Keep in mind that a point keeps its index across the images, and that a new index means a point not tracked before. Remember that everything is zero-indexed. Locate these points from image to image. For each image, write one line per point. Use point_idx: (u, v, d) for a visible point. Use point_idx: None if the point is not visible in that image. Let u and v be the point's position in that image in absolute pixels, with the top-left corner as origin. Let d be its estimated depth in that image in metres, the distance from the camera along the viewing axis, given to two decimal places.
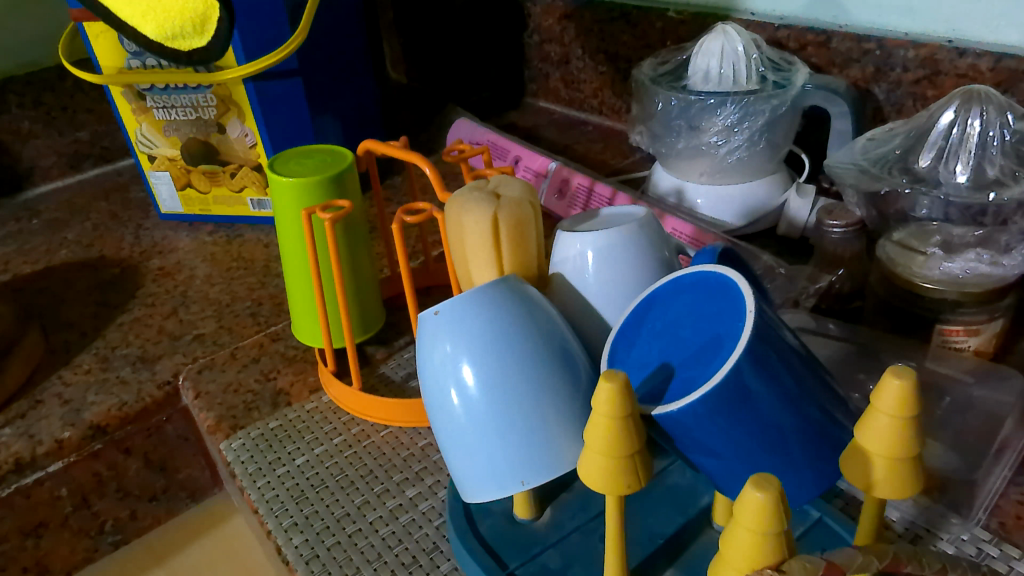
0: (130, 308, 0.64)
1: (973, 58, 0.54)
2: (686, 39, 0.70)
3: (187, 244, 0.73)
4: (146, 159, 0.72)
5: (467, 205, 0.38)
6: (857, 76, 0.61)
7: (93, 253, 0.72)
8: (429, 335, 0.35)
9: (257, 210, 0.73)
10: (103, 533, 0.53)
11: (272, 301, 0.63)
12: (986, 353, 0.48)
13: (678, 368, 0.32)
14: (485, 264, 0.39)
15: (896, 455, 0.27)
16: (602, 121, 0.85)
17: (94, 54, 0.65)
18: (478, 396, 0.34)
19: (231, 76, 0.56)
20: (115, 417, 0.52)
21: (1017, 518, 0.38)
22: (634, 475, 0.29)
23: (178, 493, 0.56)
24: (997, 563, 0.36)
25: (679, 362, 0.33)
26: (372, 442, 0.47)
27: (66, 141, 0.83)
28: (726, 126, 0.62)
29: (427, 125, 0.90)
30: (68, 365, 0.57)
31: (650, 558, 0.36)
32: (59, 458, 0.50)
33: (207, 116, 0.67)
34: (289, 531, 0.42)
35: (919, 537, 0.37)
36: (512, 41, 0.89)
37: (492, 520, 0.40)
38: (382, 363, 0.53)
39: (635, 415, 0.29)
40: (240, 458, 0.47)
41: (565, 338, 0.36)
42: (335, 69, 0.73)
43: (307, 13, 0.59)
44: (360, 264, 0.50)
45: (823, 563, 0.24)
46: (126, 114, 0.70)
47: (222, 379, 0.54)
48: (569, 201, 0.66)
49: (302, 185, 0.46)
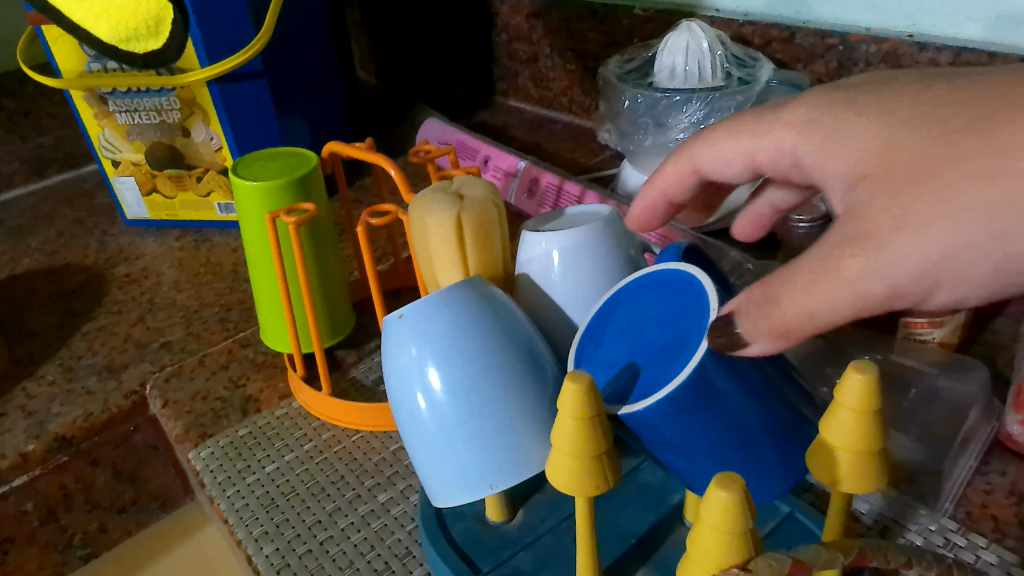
0: (95, 317, 0.62)
1: (934, 53, 0.55)
2: (653, 36, 0.70)
3: (154, 250, 0.72)
4: (109, 165, 0.71)
5: (431, 206, 0.38)
6: (821, 71, 0.61)
7: (58, 261, 0.70)
8: (395, 339, 0.35)
9: (225, 214, 0.72)
10: (71, 547, 0.52)
11: (240, 307, 0.62)
12: (952, 344, 0.48)
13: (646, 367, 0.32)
14: (450, 266, 0.39)
15: (860, 449, 0.28)
16: (571, 119, 0.85)
17: (53, 59, 0.64)
18: (445, 400, 0.34)
19: (192, 80, 0.55)
20: (80, 429, 0.51)
21: (983, 507, 0.38)
22: (601, 476, 0.29)
23: (148, 504, 0.55)
24: (964, 552, 0.36)
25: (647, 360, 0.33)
26: (343, 448, 0.47)
27: (28, 147, 0.81)
28: (692, 123, 0.63)
29: (397, 125, 0.89)
30: (32, 376, 0.56)
31: (622, 558, 0.36)
32: (24, 472, 0.49)
33: (170, 120, 0.66)
34: (258, 541, 0.41)
35: (887, 529, 0.37)
36: (480, 39, 0.88)
37: (464, 524, 0.39)
38: (352, 367, 0.53)
39: (601, 415, 0.29)
40: (209, 467, 0.46)
41: (531, 338, 0.36)
42: (302, 71, 0.72)
43: (272, 14, 0.58)
44: (327, 267, 0.50)
45: (789, 560, 0.24)
46: (88, 118, 0.68)
47: (190, 387, 0.53)
48: (538, 200, 0.66)
49: (266, 190, 0.46)
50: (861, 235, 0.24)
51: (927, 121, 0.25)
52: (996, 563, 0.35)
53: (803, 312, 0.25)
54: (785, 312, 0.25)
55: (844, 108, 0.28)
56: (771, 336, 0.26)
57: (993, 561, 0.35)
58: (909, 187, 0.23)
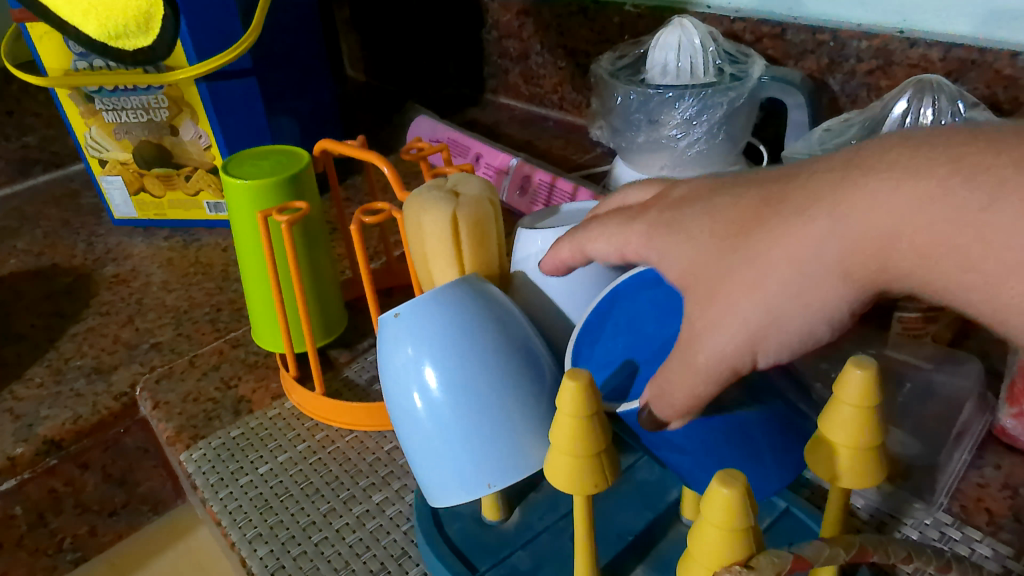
0: (84, 319, 0.62)
1: (924, 49, 0.55)
2: (644, 33, 0.70)
3: (142, 250, 0.71)
4: (96, 164, 0.70)
5: (426, 204, 0.37)
6: (812, 67, 0.61)
7: (44, 262, 0.70)
8: (390, 338, 0.35)
9: (214, 213, 0.71)
10: (62, 551, 0.52)
11: (231, 307, 0.62)
12: (945, 339, 0.48)
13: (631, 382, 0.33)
14: (446, 264, 0.38)
15: (860, 445, 0.28)
16: (562, 116, 0.84)
17: (38, 57, 0.63)
18: (442, 400, 0.34)
19: (180, 78, 0.54)
20: (70, 431, 0.50)
21: (978, 501, 0.39)
22: (600, 474, 0.29)
23: (139, 507, 0.55)
24: (960, 546, 0.36)
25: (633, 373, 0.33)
26: (337, 448, 0.47)
27: (12, 146, 0.80)
28: (685, 120, 0.63)
29: (387, 123, 0.89)
30: (19, 379, 0.55)
31: (620, 556, 0.36)
32: (12, 476, 0.48)
33: (158, 118, 0.66)
34: (253, 542, 0.41)
35: (884, 523, 0.38)
36: (470, 37, 0.88)
37: (461, 523, 0.39)
38: (345, 367, 0.53)
39: (600, 412, 0.28)
40: (201, 469, 0.46)
41: (528, 335, 0.36)
42: (291, 69, 0.71)
43: (261, 11, 0.57)
44: (320, 266, 0.49)
45: (791, 558, 0.24)
46: (74, 117, 0.68)
47: (181, 388, 0.53)
48: (531, 197, 0.66)
49: (258, 188, 0.45)
50: (700, 324, 0.27)
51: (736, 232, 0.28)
52: (992, 556, 0.35)
53: (691, 397, 0.28)
54: (676, 400, 0.28)
55: (671, 219, 0.31)
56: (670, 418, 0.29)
57: (989, 554, 0.36)
58: (731, 278, 0.27)
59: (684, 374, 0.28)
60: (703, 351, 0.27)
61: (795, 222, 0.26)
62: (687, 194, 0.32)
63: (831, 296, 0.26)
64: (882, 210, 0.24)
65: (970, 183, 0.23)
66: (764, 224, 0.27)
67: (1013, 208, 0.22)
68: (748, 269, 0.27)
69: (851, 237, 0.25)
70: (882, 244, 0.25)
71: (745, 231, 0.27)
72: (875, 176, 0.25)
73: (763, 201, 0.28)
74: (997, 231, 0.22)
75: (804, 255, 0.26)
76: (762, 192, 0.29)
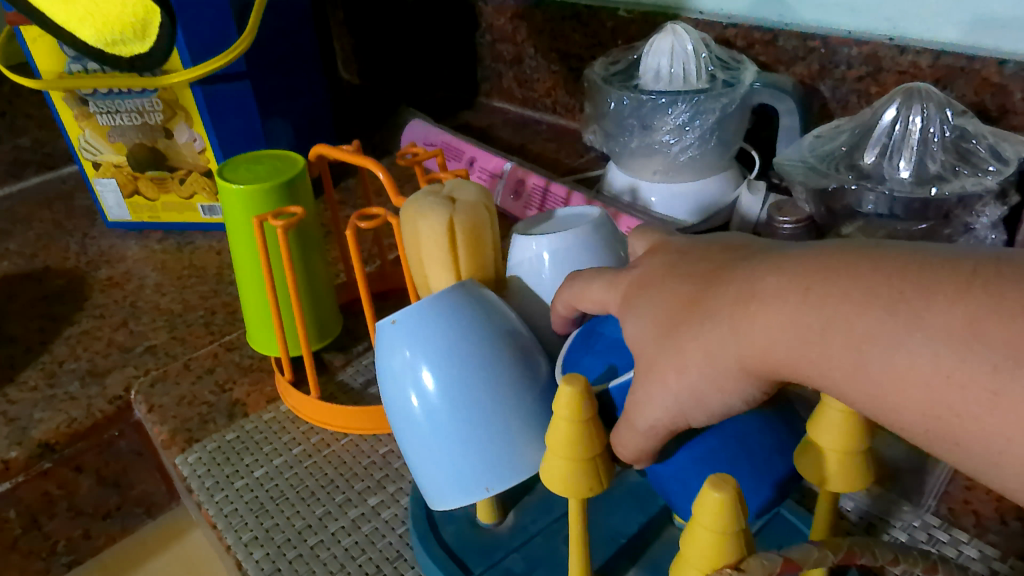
0: (77, 322, 0.62)
1: (913, 56, 0.55)
2: (637, 38, 0.71)
3: (136, 253, 0.71)
4: (90, 167, 0.70)
5: (422, 210, 0.38)
6: (803, 74, 0.62)
7: (37, 265, 0.70)
8: (387, 343, 0.35)
9: (209, 216, 0.72)
10: (55, 554, 0.52)
11: (225, 310, 0.62)
12: None
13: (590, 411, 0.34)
14: (441, 269, 0.39)
15: (847, 450, 0.28)
16: (555, 119, 0.85)
17: (32, 60, 0.63)
18: (439, 403, 0.34)
19: (175, 81, 0.54)
20: (64, 435, 0.50)
21: (965, 503, 0.39)
22: (595, 477, 0.30)
23: (133, 510, 0.55)
24: (947, 547, 0.37)
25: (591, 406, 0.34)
26: (332, 451, 0.47)
27: (5, 148, 0.80)
28: (678, 125, 0.64)
29: (381, 126, 0.89)
30: (13, 382, 0.55)
31: (613, 558, 0.36)
32: (6, 479, 0.48)
33: (152, 122, 0.66)
34: (249, 545, 0.41)
35: (872, 525, 0.38)
36: (464, 40, 0.88)
37: (455, 526, 0.39)
38: (340, 370, 0.53)
39: (596, 417, 0.29)
40: (197, 472, 0.46)
41: (523, 340, 0.36)
42: (285, 73, 0.72)
43: (255, 15, 0.58)
44: (314, 270, 0.50)
45: (780, 560, 0.24)
46: (68, 120, 0.68)
47: (175, 392, 0.53)
48: (524, 201, 0.66)
49: (253, 193, 0.45)
50: (635, 403, 0.28)
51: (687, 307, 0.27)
52: (978, 558, 0.36)
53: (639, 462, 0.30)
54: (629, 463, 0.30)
55: (632, 294, 0.30)
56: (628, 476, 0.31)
57: (975, 556, 0.36)
58: (657, 364, 0.27)
59: (637, 444, 0.29)
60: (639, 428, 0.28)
61: (700, 326, 0.26)
62: (660, 266, 0.30)
63: (736, 391, 0.25)
64: (755, 330, 0.24)
65: (822, 308, 0.23)
66: (681, 321, 0.26)
67: (881, 323, 0.21)
68: (669, 362, 0.26)
69: (737, 349, 0.24)
70: (760, 360, 0.24)
71: (681, 317, 0.27)
72: (756, 295, 0.24)
73: (700, 282, 0.27)
74: (873, 343, 0.22)
75: (708, 353, 0.25)
76: (698, 280, 0.27)
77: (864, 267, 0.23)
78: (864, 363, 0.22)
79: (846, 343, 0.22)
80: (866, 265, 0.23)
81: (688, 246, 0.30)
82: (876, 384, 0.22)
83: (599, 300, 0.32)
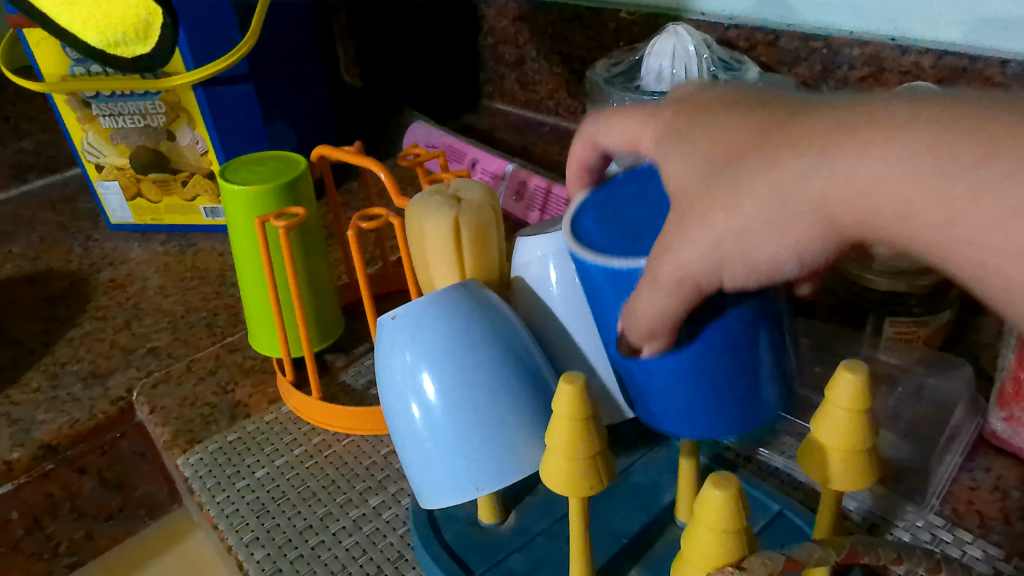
0: (80, 323, 0.62)
1: (915, 56, 0.55)
2: (639, 40, 0.71)
3: (138, 255, 0.71)
4: (93, 169, 0.70)
5: (427, 209, 0.38)
6: (805, 75, 0.62)
7: (40, 267, 0.70)
8: (388, 342, 0.35)
9: (211, 218, 0.72)
10: (57, 555, 0.52)
11: (227, 312, 0.62)
12: (935, 343, 0.48)
13: (586, 286, 0.32)
14: (446, 268, 0.39)
15: (852, 447, 0.28)
16: (557, 122, 0.85)
17: (35, 62, 0.63)
18: (439, 408, 0.34)
19: (177, 83, 0.54)
20: (67, 435, 0.50)
21: (969, 503, 0.39)
22: (595, 476, 0.29)
23: (135, 511, 0.55)
24: (951, 548, 0.37)
25: (591, 282, 0.31)
26: (334, 452, 0.47)
27: (8, 151, 0.81)
28: None
29: (383, 128, 0.89)
30: (16, 384, 0.55)
31: (615, 558, 0.36)
32: (9, 480, 0.48)
33: (155, 124, 0.66)
34: (250, 546, 0.41)
35: (876, 525, 0.38)
36: (466, 43, 0.88)
37: (457, 526, 0.39)
38: (342, 371, 0.53)
39: (596, 415, 0.29)
40: (198, 473, 0.46)
41: (523, 339, 0.36)
42: (287, 75, 0.72)
43: (257, 17, 0.58)
44: (316, 271, 0.50)
45: (782, 559, 0.24)
46: (71, 123, 0.68)
47: (177, 393, 0.53)
48: (527, 203, 0.66)
49: (255, 194, 0.45)
50: (675, 244, 0.25)
51: (762, 138, 0.25)
52: (982, 558, 0.36)
53: (653, 318, 0.27)
54: (641, 319, 0.28)
55: (689, 124, 0.28)
56: (646, 340, 0.28)
57: (979, 556, 0.36)
58: (711, 198, 0.25)
59: (658, 301, 0.27)
60: (678, 272, 0.25)
61: (766, 161, 0.24)
62: (711, 99, 0.29)
63: (803, 235, 0.24)
64: (853, 176, 0.22)
65: (933, 151, 0.21)
66: (754, 147, 0.25)
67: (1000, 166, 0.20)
68: (723, 199, 0.24)
69: (832, 201, 0.23)
70: (856, 218, 0.23)
71: (750, 147, 0.25)
72: (867, 138, 0.22)
73: (771, 125, 0.25)
74: (988, 189, 0.20)
75: (791, 187, 0.23)
76: (766, 117, 0.26)
77: (975, 110, 0.21)
78: (954, 208, 0.21)
79: (954, 192, 0.21)
80: (984, 111, 0.21)
81: (746, 92, 0.29)
82: (985, 253, 0.20)
83: (633, 136, 0.32)
